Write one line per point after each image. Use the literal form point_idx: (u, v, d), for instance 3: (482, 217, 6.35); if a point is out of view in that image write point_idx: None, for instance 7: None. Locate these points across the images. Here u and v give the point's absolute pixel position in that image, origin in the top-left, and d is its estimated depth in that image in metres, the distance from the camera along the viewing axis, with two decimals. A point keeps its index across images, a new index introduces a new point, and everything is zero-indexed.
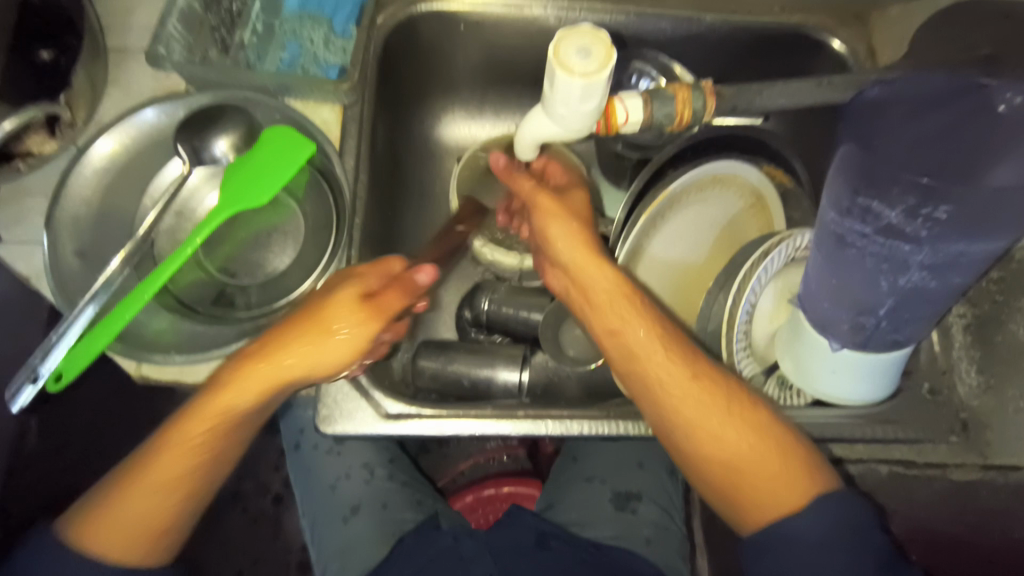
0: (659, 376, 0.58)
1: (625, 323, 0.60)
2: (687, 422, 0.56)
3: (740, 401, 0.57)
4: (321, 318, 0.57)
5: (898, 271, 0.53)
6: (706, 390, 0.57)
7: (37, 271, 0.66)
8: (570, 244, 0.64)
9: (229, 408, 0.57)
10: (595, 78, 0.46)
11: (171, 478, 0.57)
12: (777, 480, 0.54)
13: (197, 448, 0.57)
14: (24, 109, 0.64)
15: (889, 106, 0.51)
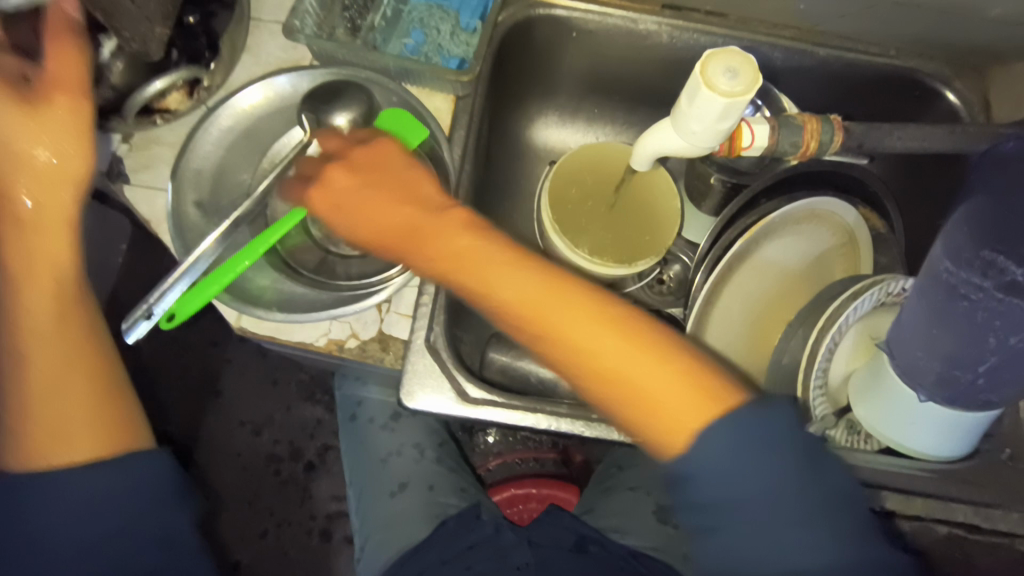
0: (651, 390, 0.49)
1: (529, 316, 0.53)
2: (665, 395, 0.49)
3: (693, 381, 0.49)
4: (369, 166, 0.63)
5: (1010, 329, 0.52)
6: (711, 387, 0.49)
7: (158, 214, 0.70)
8: (507, 270, 0.55)
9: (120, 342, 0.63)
10: (738, 99, 0.47)
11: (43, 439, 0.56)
12: (740, 420, 0.47)
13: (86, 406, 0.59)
14: (173, 70, 0.72)
15: (1011, 162, 0.56)
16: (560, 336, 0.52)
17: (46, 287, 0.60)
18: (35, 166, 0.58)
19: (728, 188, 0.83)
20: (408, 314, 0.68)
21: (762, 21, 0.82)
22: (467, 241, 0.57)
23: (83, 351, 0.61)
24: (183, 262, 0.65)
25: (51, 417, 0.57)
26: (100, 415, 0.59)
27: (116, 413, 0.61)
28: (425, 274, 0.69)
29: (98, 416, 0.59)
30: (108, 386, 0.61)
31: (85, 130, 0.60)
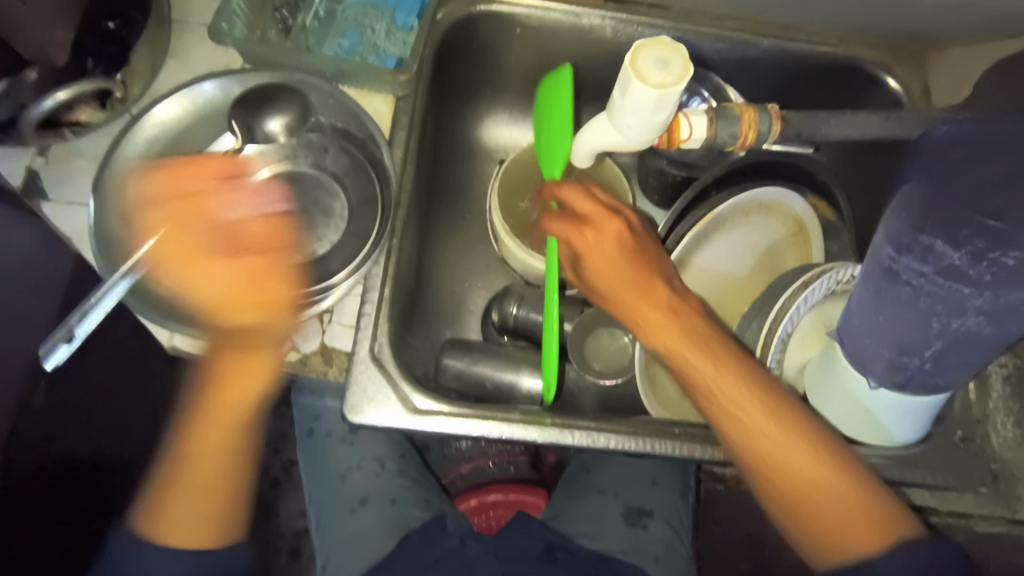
0: (799, 479, 0.57)
1: (710, 369, 0.60)
2: (781, 465, 0.58)
3: (859, 495, 0.57)
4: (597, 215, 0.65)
5: (953, 314, 0.52)
6: (826, 483, 0.57)
7: (79, 231, 0.66)
8: (649, 318, 0.62)
9: (233, 417, 0.67)
10: (669, 90, 0.45)
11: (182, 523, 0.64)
12: (852, 518, 0.56)
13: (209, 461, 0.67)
14: (81, 81, 0.63)
15: (952, 147, 0.55)
16: (745, 422, 0.59)
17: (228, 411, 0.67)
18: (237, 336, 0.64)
19: (679, 181, 0.81)
20: (351, 325, 0.67)
21: (705, 13, 0.81)
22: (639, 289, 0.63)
23: (213, 466, 0.67)
24: (115, 274, 0.62)
25: (185, 499, 0.65)
26: (207, 519, 0.65)
27: (228, 522, 0.67)
28: (368, 281, 0.68)
29: (214, 513, 0.66)
30: (217, 491, 0.67)
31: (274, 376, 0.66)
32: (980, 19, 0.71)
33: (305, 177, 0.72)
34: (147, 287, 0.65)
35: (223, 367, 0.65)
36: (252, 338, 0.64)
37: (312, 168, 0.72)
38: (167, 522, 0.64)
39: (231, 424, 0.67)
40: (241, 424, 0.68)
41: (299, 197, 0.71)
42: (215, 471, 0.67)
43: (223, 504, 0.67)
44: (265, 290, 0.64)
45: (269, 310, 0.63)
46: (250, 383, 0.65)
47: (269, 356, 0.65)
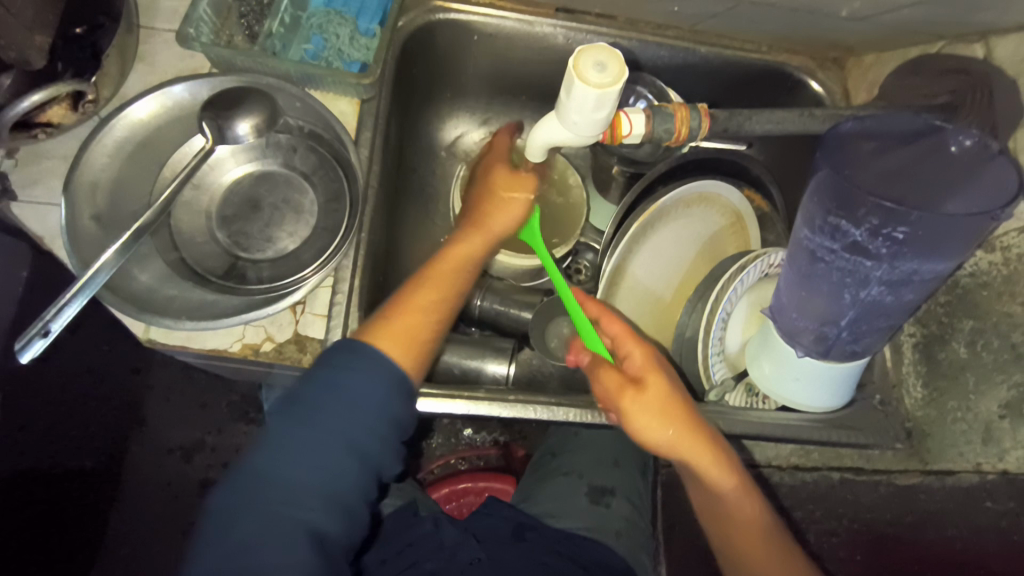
0: (731, 523, 0.64)
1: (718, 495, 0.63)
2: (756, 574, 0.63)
3: (767, 533, 0.63)
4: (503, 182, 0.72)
5: (859, 285, 0.60)
6: (754, 527, 0.63)
7: (50, 231, 0.67)
8: (686, 437, 0.61)
9: (409, 314, 0.64)
10: (608, 90, 0.51)
11: (402, 340, 0.62)
12: None
13: (420, 322, 0.64)
14: (54, 85, 0.65)
15: (860, 141, 0.60)
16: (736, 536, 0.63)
17: (408, 339, 0.62)
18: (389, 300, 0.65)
19: (628, 177, 0.90)
20: (323, 314, 0.69)
21: (648, 22, 0.88)
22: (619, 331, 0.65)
23: (438, 313, 0.66)
24: (78, 280, 0.62)
25: (388, 338, 0.62)
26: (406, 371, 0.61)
27: (422, 359, 0.63)
28: (339, 272, 0.70)
29: (414, 346, 0.62)
30: (424, 343, 0.63)
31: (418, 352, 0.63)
32: (886, 29, 0.79)
33: (274, 174, 0.76)
34: (121, 284, 0.66)
35: (406, 297, 0.65)
36: (472, 229, 0.71)
37: (281, 167, 0.76)
38: (380, 333, 0.61)
39: (449, 275, 0.68)
40: (449, 301, 0.68)
41: (268, 193, 0.76)
42: (423, 326, 0.64)
43: (433, 321, 0.65)
44: (510, 212, 0.71)
45: (507, 207, 0.71)
46: (473, 249, 0.70)
47: (470, 251, 0.70)
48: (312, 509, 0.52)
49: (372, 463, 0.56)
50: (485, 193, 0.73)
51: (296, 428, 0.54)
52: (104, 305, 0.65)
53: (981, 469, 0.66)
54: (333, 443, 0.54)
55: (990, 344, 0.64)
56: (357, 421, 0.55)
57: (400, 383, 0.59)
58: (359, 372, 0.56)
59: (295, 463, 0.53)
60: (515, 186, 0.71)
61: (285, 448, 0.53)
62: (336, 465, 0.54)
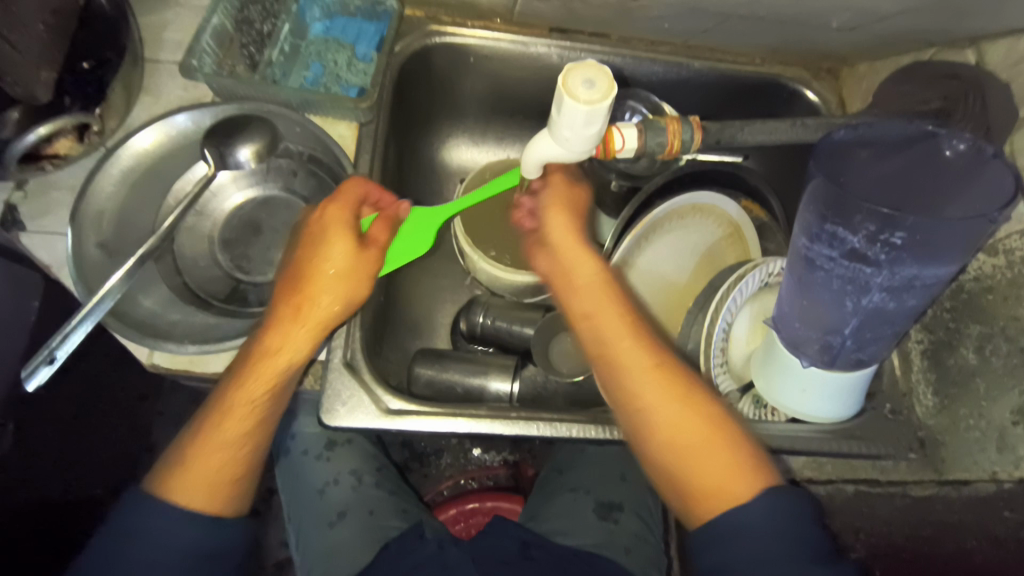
0: (647, 366, 0.59)
1: (600, 310, 0.63)
2: (659, 404, 0.58)
3: (689, 397, 0.58)
4: (328, 223, 0.65)
5: (860, 292, 0.59)
6: (650, 358, 0.60)
7: (58, 259, 0.68)
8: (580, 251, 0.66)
9: (221, 448, 0.59)
10: (598, 105, 0.52)
11: (205, 484, 0.58)
12: (723, 467, 0.55)
13: (233, 445, 0.60)
14: (58, 117, 0.69)
15: (854, 148, 0.59)
16: (621, 357, 0.60)
17: (228, 447, 0.60)
18: (211, 437, 0.59)
19: (626, 190, 0.91)
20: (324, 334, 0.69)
21: (641, 39, 0.89)
22: (568, 221, 0.67)
23: (239, 430, 0.60)
24: (85, 305, 0.63)
25: (200, 470, 0.58)
26: (225, 488, 0.59)
27: (232, 495, 0.60)
28: None
29: (216, 481, 0.59)
30: (230, 478, 0.60)
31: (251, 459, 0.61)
32: (876, 38, 0.80)
33: (276, 199, 0.77)
34: (125, 310, 0.67)
35: (209, 431, 0.59)
36: (291, 319, 0.63)
37: (282, 191, 0.78)
38: (180, 480, 0.58)
39: (257, 398, 0.61)
40: (260, 419, 0.62)
41: (269, 218, 0.77)
42: (227, 462, 0.59)
43: (243, 445, 0.60)
44: (331, 263, 0.64)
45: (337, 293, 0.65)
46: (302, 338, 0.63)
47: (278, 365, 0.62)
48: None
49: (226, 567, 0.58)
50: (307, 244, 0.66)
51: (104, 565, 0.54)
52: (109, 331, 0.65)
53: (998, 478, 0.63)
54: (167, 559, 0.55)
55: (999, 348, 0.63)
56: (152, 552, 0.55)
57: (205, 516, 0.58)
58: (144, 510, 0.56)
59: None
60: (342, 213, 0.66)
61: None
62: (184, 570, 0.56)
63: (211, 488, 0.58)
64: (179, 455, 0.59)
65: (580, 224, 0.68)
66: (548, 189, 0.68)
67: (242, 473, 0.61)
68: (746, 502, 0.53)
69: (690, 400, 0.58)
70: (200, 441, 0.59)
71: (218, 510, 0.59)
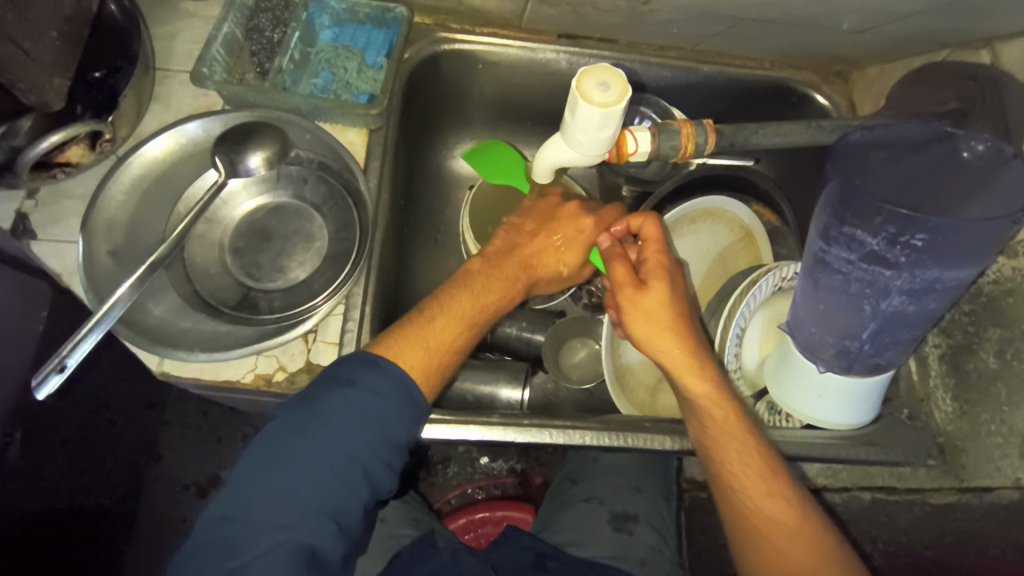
0: (752, 466, 0.61)
1: (717, 416, 0.62)
2: (758, 502, 0.59)
3: (798, 507, 0.59)
4: (573, 236, 0.73)
5: (879, 296, 0.59)
6: (757, 463, 0.61)
7: (69, 268, 0.68)
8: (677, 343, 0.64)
9: (439, 343, 0.65)
10: (613, 108, 0.52)
11: (421, 367, 0.63)
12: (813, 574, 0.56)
13: (450, 331, 0.66)
14: (71, 125, 0.66)
15: (869, 151, 0.59)
16: (733, 459, 0.61)
17: (435, 349, 0.64)
18: (409, 332, 0.64)
19: (635, 197, 0.91)
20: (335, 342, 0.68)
21: (649, 44, 0.88)
22: (676, 336, 0.64)
23: (456, 338, 0.66)
24: (92, 316, 0.62)
25: (418, 346, 0.63)
26: (431, 376, 0.63)
27: (437, 384, 0.64)
28: (349, 300, 0.70)
29: (433, 364, 0.63)
30: (439, 363, 0.64)
31: (436, 380, 0.64)
32: (888, 40, 0.79)
33: (286, 206, 0.77)
34: (135, 317, 0.67)
35: (430, 322, 0.65)
36: (467, 298, 0.68)
37: (292, 199, 0.77)
38: (402, 345, 0.63)
39: (465, 319, 0.67)
40: (461, 336, 0.67)
41: (279, 225, 0.77)
42: (446, 345, 0.65)
43: (450, 352, 0.65)
44: (555, 269, 0.75)
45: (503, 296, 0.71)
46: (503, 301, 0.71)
47: (469, 311, 0.67)
48: (303, 523, 0.53)
49: (374, 490, 0.58)
50: (550, 235, 0.74)
51: (309, 445, 0.55)
52: (119, 339, 0.65)
53: None
54: (342, 463, 0.56)
55: (1020, 352, 0.62)
56: (375, 445, 0.57)
57: (413, 406, 0.61)
58: (382, 372, 0.59)
59: (253, 479, 0.55)
60: (564, 232, 0.74)
61: (246, 467, 0.56)
62: (348, 460, 0.56)
63: (423, 359, 0.63)
64: (405, 323, 0.65)
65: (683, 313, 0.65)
66: (643, 283, 0.65)
67: (438, 375, 0.64)
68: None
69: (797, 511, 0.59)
70: (413, 320, 0.65)
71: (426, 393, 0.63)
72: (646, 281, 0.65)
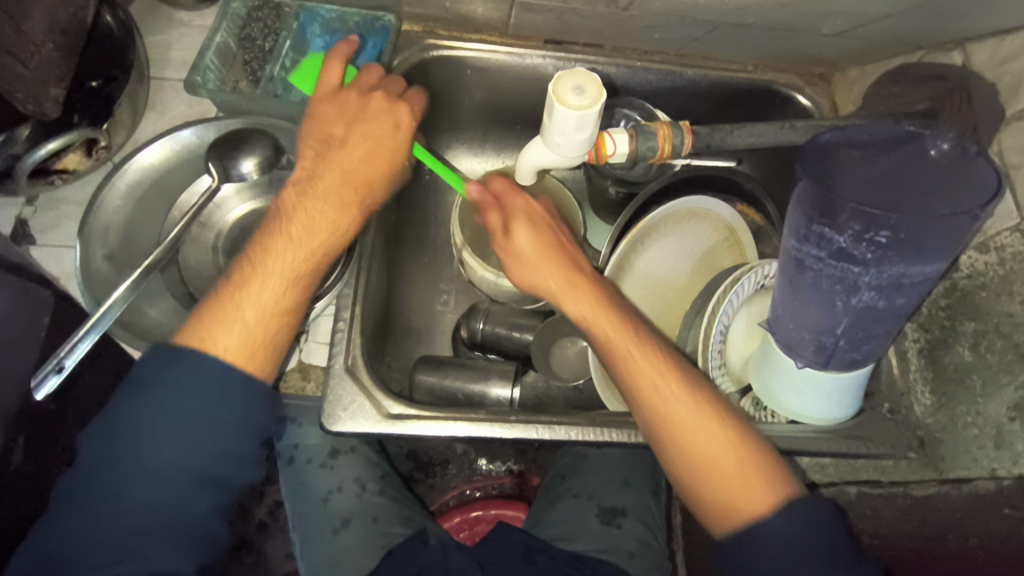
0: (659, 387, 0.61)
1: (620, 343, 0.64)
2: (679, 414, 0.60)
3: (718, 413, 0.61)
4: (373, 111, 0.70)
5: (850, 291, 0.60)
6: (668, 374, 0.62)
7: (66, 272, 0.70)
8: (569, 284, 0.67)
9: (266, 306, 0.60)
10: (587, 110, 0.53)
11: (245, 344, 0.58)
12: (746, 480, 0.57)
13: (278, 288, 0.62)
14: (67, 132, 0.69)
15: (841, 150, 0.61)
16: (643, 378, 0.62)
17: (277, 312, 0.61)
18: (226, 299, 0.60)
19: (621, 198, 0.90)
20: None
21: (634, 49, 0.90)
22: (590, 302, 0.66)
23: (292, 297, 0.62)
24: (89, 319, 0.64)
25: (237, 315, 0.59)
26: (268, 344, 0.60)
27: (271, 358, 0.60)
28: None
29: (264, 336, 0.60)
30: (273, 324, 0.61)
31: (270, 351, 0.60)
32: (866, 41, 0.81)
33: None
34: (132, 320, 0.69)
35: (262, 285, 0.61)
36: (295, 233, 0.64)
37: None
38: (213, 326, 0.58)
39: (295, 264, 0.63)
40: (297, 290, 0.63)
41: None
42: (274, 313, 0.61)
43: (289, 311, 0.62)
44: (384, 169, 0.70)
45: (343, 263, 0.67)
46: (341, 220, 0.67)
47: (291, 256, 0.63)
48: (149, 554, 0.49)
49: (226, 485, 0.54)
50: (343, 131, 0.69)
51: (121, 465, 0.51)
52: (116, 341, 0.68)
53: (997, 475, 0.63)
54: (183, 479, 0.52)
55: (993, 345, 0.63)
56: (216, 439, 0.54)
57: (252, 390, 0.57)
58: (189, 362, 0.55)
59: (62, 515, 0.50)
60: (377, 123, 0.70)
61: (60, 501, 0.51)
62: (181, 468, 0.52)
63: (254, 328, 0.59)
64: (217, 295, 0.61)
65: (557, 243, 0.69)
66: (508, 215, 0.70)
67: (273, 337, 0.60)
68: (764, 518, 0.55)
69: (713, 409, 0.61)
70: (230, 287, 0.61)
71: (257, 372, 0.58)
72: (510, 229, 0.69)
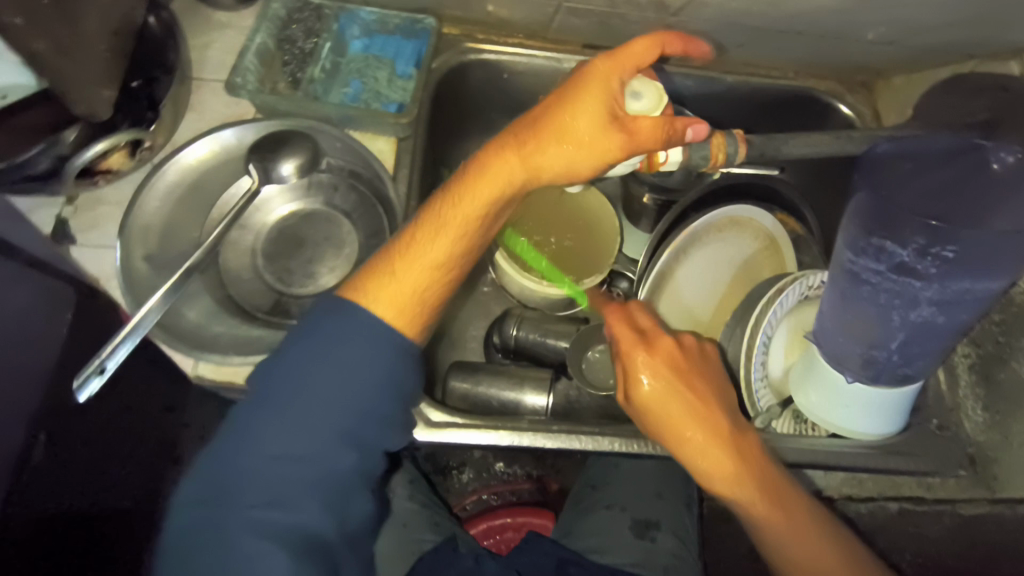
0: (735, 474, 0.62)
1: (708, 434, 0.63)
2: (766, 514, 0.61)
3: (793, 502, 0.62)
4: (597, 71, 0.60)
5: (909, 306, 0.59)
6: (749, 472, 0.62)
7: (106, 273, 0.69)
8: (660, 369, 0.66)
9: (434, 267, 0.61)
10: (652, 111, 0.59)
11: (404, 303, 0.59)
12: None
13: (438, 256, 0.61)
14: (115, 133, 0.68)
15: (896, 161, 0.61)
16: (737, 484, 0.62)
17: (425, 274, 0.61)
18: (411, 256, 0.61)
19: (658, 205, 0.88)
20: None
21: None
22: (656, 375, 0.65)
23: (441, 257, 0.61)
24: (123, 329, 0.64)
25: (405, 274, 0.60)
26: (413, 307, 0.60)
27: (422, 319, 0.60)
28: None
29: (414, 304, 0.60)
30: (427, 295, 0.61)
31: (416, 319, 0.60)
32: (914, 50, 0.79)
33: (317, 213, 0.78)
34: (172, 321, 0.68)
35: (416, 245, 0.61)
36: (516, 171, 0.62)
37: (323, 206, 0.78)
38: (370, 283, 0.60)
39: (459, 225, 0.62)
40: (459, 253, 0.62)
41: (310, 230, 0.78)
42: (434, 271, 0.61)
43: (440, 269, 0.61)
44: (578, 136, 0.59)
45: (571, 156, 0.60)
46: (503, 175, 0.62)
47: (427, 248, 0.61)
48: None
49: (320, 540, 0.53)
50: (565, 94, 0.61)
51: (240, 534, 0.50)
52: (156, 342, 0.66)
53: None
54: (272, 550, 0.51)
55: None
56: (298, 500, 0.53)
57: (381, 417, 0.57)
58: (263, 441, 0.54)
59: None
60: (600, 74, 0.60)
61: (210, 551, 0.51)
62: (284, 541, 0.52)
63: (400, 297, 0.59)
64: (391, 250, 0.62)
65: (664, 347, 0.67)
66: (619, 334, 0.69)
67: (420, 305, 0.60)
68: None
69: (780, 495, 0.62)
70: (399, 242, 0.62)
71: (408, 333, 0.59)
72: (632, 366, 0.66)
